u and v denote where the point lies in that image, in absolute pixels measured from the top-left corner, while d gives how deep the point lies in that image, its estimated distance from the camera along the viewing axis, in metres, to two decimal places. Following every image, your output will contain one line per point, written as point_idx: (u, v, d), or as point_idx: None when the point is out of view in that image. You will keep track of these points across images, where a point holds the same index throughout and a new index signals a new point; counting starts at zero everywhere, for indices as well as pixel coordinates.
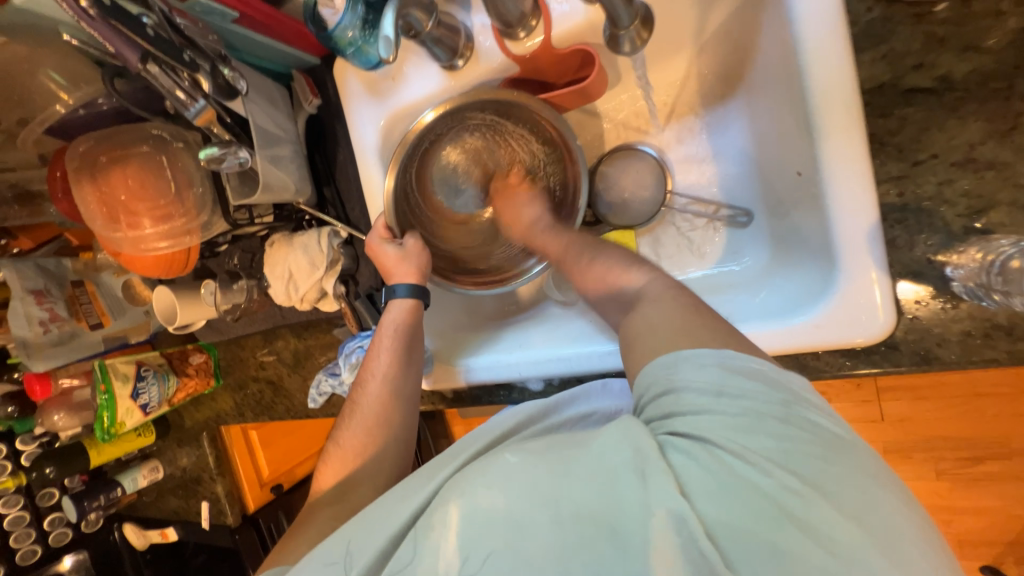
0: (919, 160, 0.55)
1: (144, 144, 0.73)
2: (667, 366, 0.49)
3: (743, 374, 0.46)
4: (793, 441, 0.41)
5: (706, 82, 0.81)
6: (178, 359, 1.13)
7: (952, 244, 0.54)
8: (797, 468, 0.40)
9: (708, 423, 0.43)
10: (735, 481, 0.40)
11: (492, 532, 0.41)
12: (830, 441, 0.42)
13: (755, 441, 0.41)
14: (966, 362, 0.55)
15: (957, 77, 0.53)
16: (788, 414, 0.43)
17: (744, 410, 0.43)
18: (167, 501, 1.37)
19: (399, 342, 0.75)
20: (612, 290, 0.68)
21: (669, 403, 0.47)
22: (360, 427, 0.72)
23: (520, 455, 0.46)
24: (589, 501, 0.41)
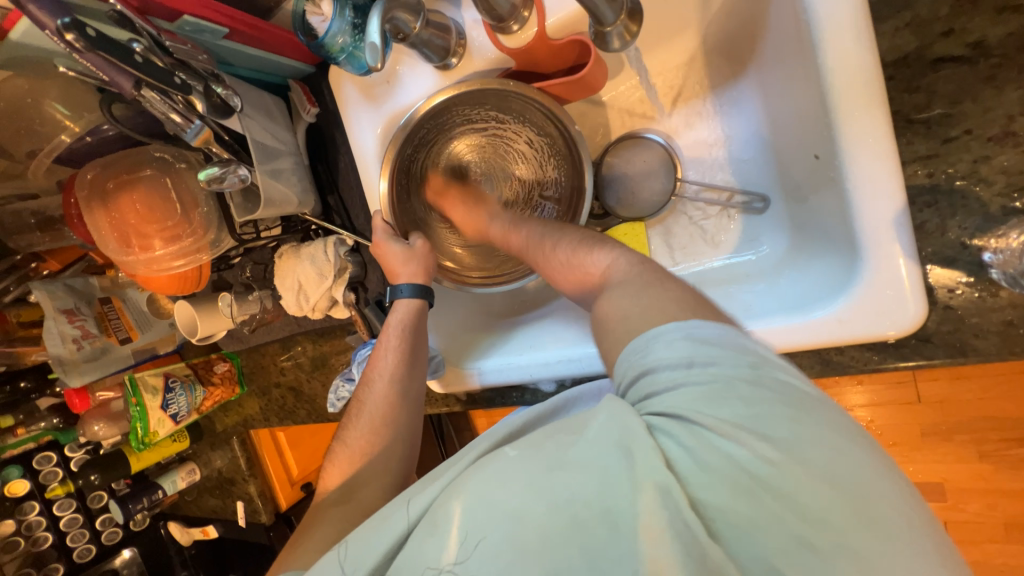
0: (951, 136, 0.50)
1: (148, 166, 0.74)
2: (640, 343, 0.45)
3: (715, 340, 0.42)
4: (762, 405, 0.38)
5: (713, 62, 0.77)
6: (203, 368, 1.17)
7: (990, 227, 0.50)
8: (776, 435, 0.37)
9: (682, 399, 0.40)
10: (717, 460, 0.37)
11: (491, 530, 0.40)
12: (803, 398, 0.39)
13: (728, 411, 0.38)
14: (1007, 353, 0.50)
15: (992, 42, 0.48)
16: (758, 376, 0.40)
17: (715, 380, 0.40)
18: (206, 500, 1.44)
19: (404, 342, 0.75)
20: (578, 278, 0.62)
21: (643, 382, 0.43)
22: (366, 426, 0.71)
23: (519, 449, 0.43)
24: (584, 493, 0.39)
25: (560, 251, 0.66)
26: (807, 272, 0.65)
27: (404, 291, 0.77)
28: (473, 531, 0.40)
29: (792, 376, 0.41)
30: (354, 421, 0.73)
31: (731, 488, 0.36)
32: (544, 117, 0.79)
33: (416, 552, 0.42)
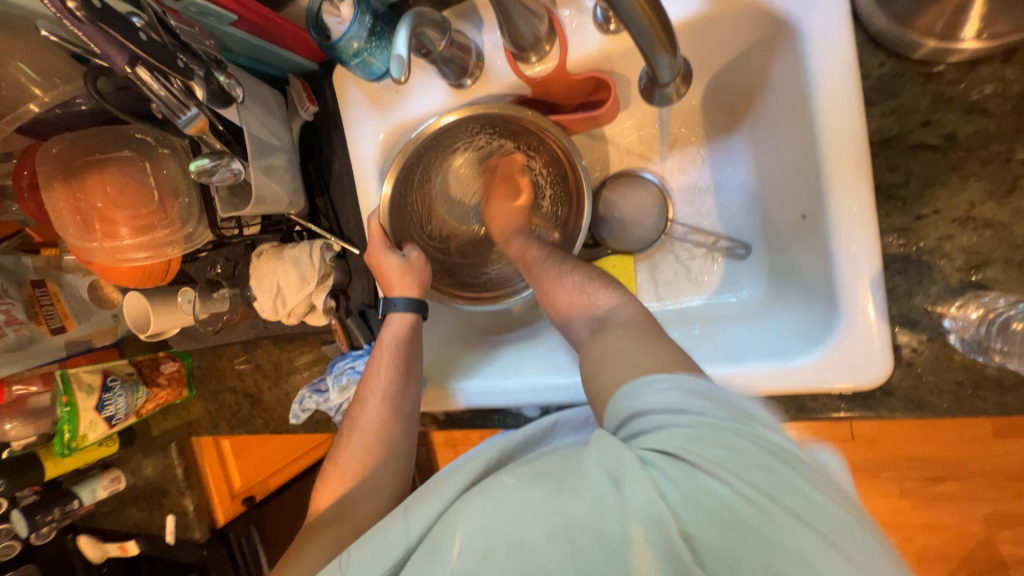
0: (922, 214, 0.56)
1: (126, 147, 0.68)
2: (633, 388, 0.48)
3: (702, 392, 0.45)
4: (747, 453, 0.40)
5: (711, 115, 0.82)
6: (148, 367, 1.07)
7: (950, 297, 0.56)
8: (755, 480, 0.39)
9: (671, 439, 0.42)
10: (703, 498, 0.38)
11: (498, 557, 0.40)
12: (784, 454, 0.41)
13: (713, 453, 0.40)
14: (956, 410, 0.56)
15: (961, 136, 0.55)
16: (742, 428, 0.42)
17: (700, 425, 0.42)
18: (129, 512, 1.29)
19: (400, 358, 0.74)
20: (579, 308, 0.66)
21: (633, 422, 0.46)
22: (360, 447, 0.71)
23: (517, 479, 0.45)
24: (581, 520, 0.39)
25: (567, 279, 0.69)
26: (783, 318, 0.69)
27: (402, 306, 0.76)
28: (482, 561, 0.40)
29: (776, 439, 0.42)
30: (347, 439, 0.73)
31: (718, 530, 0.37)
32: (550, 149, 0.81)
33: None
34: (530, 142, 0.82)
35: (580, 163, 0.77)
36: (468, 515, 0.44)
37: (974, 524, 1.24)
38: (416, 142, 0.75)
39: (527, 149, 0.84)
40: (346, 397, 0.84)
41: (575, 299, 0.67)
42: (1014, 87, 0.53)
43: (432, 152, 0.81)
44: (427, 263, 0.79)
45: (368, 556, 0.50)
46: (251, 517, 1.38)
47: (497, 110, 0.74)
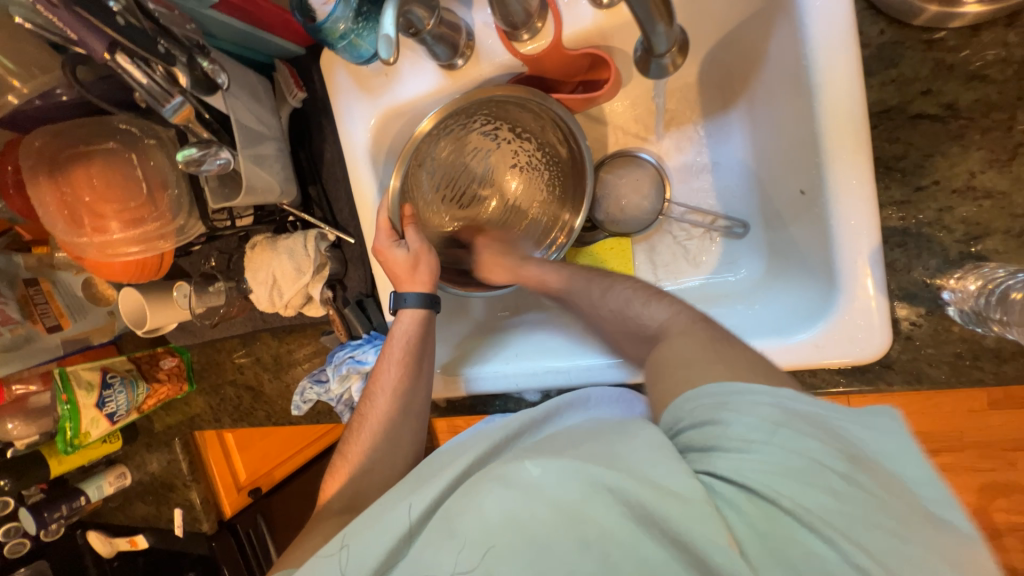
0: (922, 185, 0.55)
1: (111, 139, 0.66)
2: (719, 392, 0.47)
3: (807, 421, 0.43)
4: (856, 505, 0.38)
5: (707, 92, 0.81)
6: (147, 363, 1.07)
7: (949, 269, 0.56)
8: (834, 524, 0.38)
9: (756, 473, 0.41)
10: (790, 547, 0.38)
11: (514, 535, 0.43)
12: (906, 514, 0.38)
13: (811, 497, 0.39)
14: (954, 381, 0.56)
15: (962, 105, 0.54)
16: (856, 475, 0.39)
17: (799, 462, 0.40)
18: (135, 507, 1.30)
19: (412, 355, 0.73)
20: (630, 326, 0.68)
21: (705, 430, 0.46)
22: (367, 439, 0.72)
23: (542, 468, 0.47)
24: (610, 525, 0.41)
25: (611, 299, 0.71)
26: (782, 295, 0.69)
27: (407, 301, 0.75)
28: (497, 538, 0.44)
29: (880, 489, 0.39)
30: (357, 431, 0.74)
31: (778, 561, 0.38)
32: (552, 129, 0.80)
33: (433, 564, 0.45)
34: (520, 121, 0.80)
35: (584, 144, 0.78)
36: (485, 498, 0.46)
37: (969, 493, 1.26)
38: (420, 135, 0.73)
39: (513, 131, 0.82)
40: (346, 387, 0.84)
41: (620, 322, 0.69)
42: (1015, 53, 0.52)
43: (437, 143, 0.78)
44: (430, 251, 0.77)
45: (369, 538, 0.50)
46: (257, 508, 1.41)
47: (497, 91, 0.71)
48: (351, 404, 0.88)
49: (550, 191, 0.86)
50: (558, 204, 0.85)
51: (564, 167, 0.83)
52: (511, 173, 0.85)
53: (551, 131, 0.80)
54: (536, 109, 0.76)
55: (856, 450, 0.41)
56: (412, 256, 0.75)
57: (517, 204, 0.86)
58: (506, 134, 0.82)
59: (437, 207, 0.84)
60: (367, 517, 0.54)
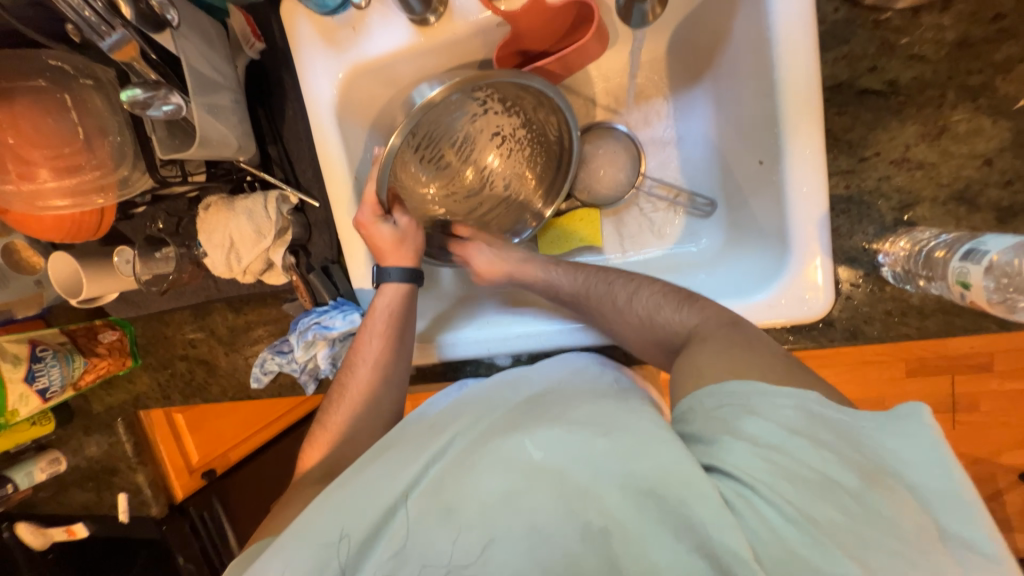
0: (864, 156, 0.60)
1: (39, 77, 0.60)
2: (736, 392, 0.49)
3: (823, 431, 0.44)
4: (861, 521, 0.39)
5: (675, 67, 0.83)
6: (84, 337, 0.98)
7: (885, 234, 0.61)
8: (838, 532, 0.39)
9: (767, 477, 0.42)
10: (795, 557, 0.38)
11: (507, 505, 0.48)
12: (916, 538, 0.38)
13: (819, 509, 0.40)
14: (886, 336, 0.63)
15: (902, 82, 0.58)
16: (865, 493, 0.40)
17: (811, 471, 0.42)
18: (73, 495, 1.21)
19: (395, 329, 0.74)
20: (656, 337, 0.65)
21: (719, 424, 0.48)
22: (349, 413, 0.72)
23: (542, 450, 0.50)
24: (615, 520, 0.45)
25: (639, 304, 0.67)
26: (740, 262, 0.73)
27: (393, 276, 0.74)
28: (493, 514, 0.48)
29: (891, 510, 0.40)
30: (336, 402, 0.74)
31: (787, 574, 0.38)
32: (540, 107, 0.77)
33: (430, 538, 0.49)
34: (512, 99, 0.76)
35: (575, 135, 0.80)
36: (480, 478, 0.50)
37: None
38: (422, 109, 0.67)
39: (501, 103, 0.77)
40: (311, 355, 0.81)
41: (647, 330, 0.66)
42: (948, 35, 0.57)
43: (435, 116, 0.72)
44: (416, 227, 0.79)
45: (357, 503, 0.53)
46: (213, 489, 1.35)
47: (513, 76, 0.68)
48: (316, 374, 0.85)
49: (531, 167, 0.84)
50: (539, 177, 0.85)
51: (548, 146, 0.83)
52: (496, 147, 0.82)
53: (538, 110, 0.78)
54: (534, 92, 0.74)
55: (875, 466, 0.42)
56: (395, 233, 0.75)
57: (500, 178, 0.84)
58: (495, 109, 0.77)
59: (413, 176, 0.79)
60: (353, 491, 0.55)
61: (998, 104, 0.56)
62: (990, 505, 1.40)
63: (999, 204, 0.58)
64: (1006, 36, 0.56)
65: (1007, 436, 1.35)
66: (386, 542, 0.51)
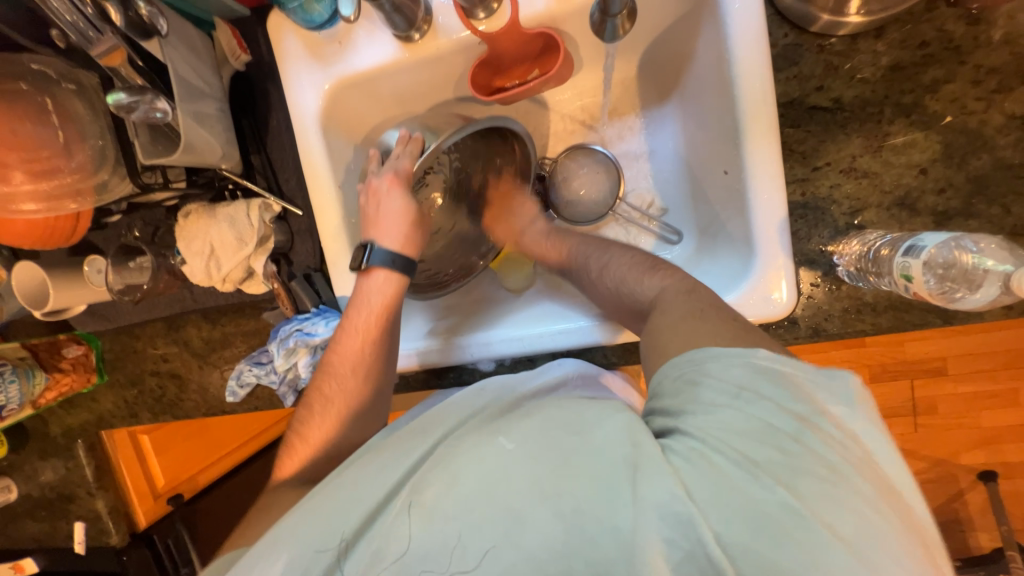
0: (817, 166, 0.66)
1: (21, 81, 0.60)
2: (691, 360, 0.50)
3: (764, 382, 0.45)
4: (796, 459, 0.41)
5: (646, 85, 0.88)
6: (46, 351, 0.95)
7: (839, 237, 0.66)
8: (777, 470, 0.41)
9: (715, 426, 0.44)
10: (734, 493, 0.40)
11: (483, 500, 0.46)
12: (839, 466, 0.41)
13: (755, 449, 0.42)
14: (845, 332, 0.67)
15: (846, 100, 0.65)
16: (799, 432, 0.42)
17: (751, 419, 0.43)
18: (25, 525, 1.13)
19: (382, 326, 0.71)
20: (626, 305, 0.67)
21: (683, 393, 0.48)
22: (324, 423, 0.70)
23: (516, 441, 0.48)
24: (587, 505, 0.44)
25: (609, 276, 0.70)
26: (711, 266, 0.76)
27: (388, 262, 0.72)
28: (474, 511, 0.46)
29: (828, 447, 0.42)
30: (316, 417, 0.70)
31: (731, 513, 0.40)
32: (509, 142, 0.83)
33: (406, 534, 0.47)
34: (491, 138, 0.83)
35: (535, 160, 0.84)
36: (459, 479, 0.48)
37: None
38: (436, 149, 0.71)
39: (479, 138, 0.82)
40: (292, 363, 0.81)
41: (617, 298, 0.68)
42: (883, 59, 0.64)
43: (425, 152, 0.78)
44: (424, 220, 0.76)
45: (341, 493, 0.53)
46: (178, 516, 1.29)
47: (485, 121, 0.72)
48: (295, 385, 0.85)
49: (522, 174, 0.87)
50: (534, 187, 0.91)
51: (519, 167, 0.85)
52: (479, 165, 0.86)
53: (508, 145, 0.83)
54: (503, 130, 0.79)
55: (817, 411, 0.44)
56: (410, 217, 0.73)
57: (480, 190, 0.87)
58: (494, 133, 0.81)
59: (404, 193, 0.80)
60: (331, 490, 0.54)
61: (928, 120, 0.63)
62: (952, 505, 1.47)
63: (936, 209, 0.64)
64: (932, 61, 0.62)
65: (968, 439, 1.41)
66: (369, 544, 0.49)
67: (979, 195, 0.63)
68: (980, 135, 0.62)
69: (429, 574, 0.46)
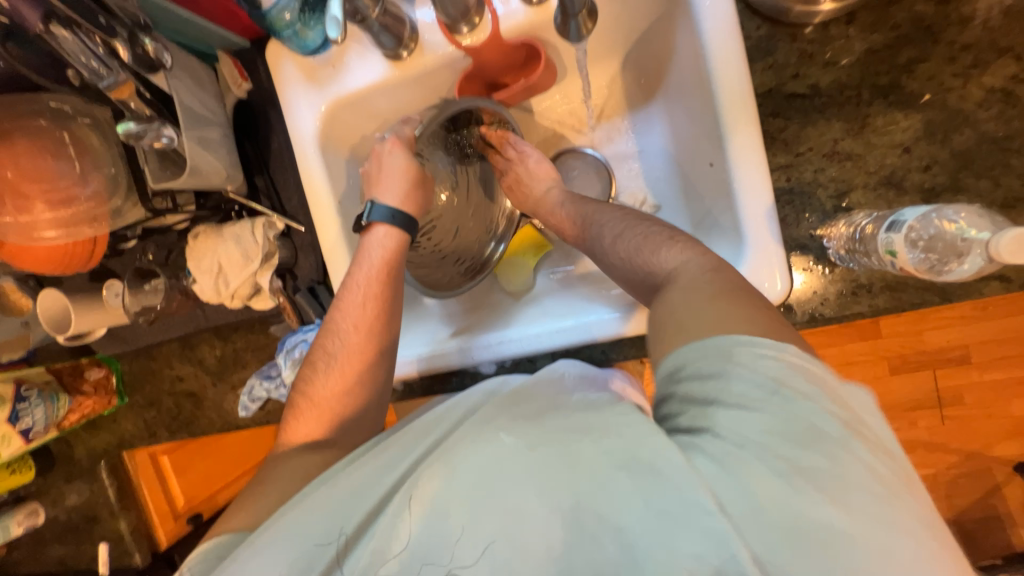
0: (800, 152, 0.67)
1: (40, 118, 0.64)
2: (718, 350, 0.47)
3: (801, 383, 0.43)
4: (838, 466, 0.40)
5: (631, 86, 0.90)
6: (70, 375, 0.99)
7: (827, 221, 0.67)
8: (816, 476, 0.39)
9: (747, 428, 0.42)
10: (772, 499, 0.39)
11: (496, 501, 0.46)
12: (882, 478, 0.40)
13: (792, 454, 0.40)
14: (842, 315, 0.67)
15: (823, 85, 0.66)
16: (841, 441, 0.41)
17: (787, 421, 0.41)
18: (52, 548, 1.16)
19: (384, 279, 0.73)
20: (640, 278, 0.65)
21: (710, 386, 0.45)
22: (310, 417, 0.69)
23: (515, 435, 0.48)
24: (594, 502, 0.43)
25: (622, 246, 0.69)
26: None
27: (388, 215, 0.75)
28: (476, 508, 0.46)
29: (872, 464, 0.40)
30: (307, 410, 0.70)
31: (765, 520, 0.38)
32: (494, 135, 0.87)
33: (403, 529, 0.48)
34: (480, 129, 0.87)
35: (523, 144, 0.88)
36: (458, 472, 0.47)
37: None
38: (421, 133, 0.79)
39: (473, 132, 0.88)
40: None
41: (630, 271, 0.67)
42: (856, 44, 0.65)
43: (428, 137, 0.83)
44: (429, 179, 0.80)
45: (345, 500, 0.52)
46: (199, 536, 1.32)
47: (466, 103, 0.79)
48: None
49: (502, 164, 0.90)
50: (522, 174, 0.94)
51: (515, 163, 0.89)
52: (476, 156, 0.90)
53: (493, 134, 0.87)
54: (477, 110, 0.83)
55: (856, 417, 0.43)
56: (411, 177, 0.77)
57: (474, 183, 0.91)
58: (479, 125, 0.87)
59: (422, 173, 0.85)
60: (337, 490, 0.54)
61: (907, 100, 0.64)
62: (988, 501, 1.39)
63: (923, 186, 0.64)
64: (905, 42, 0.63)
65: (996, 429, 1.36)
66: (371, 540, 0.49)
67: (966, 170, 0.63)
68: (961, 111, 0.62)
69: (429, 567, 0.46)
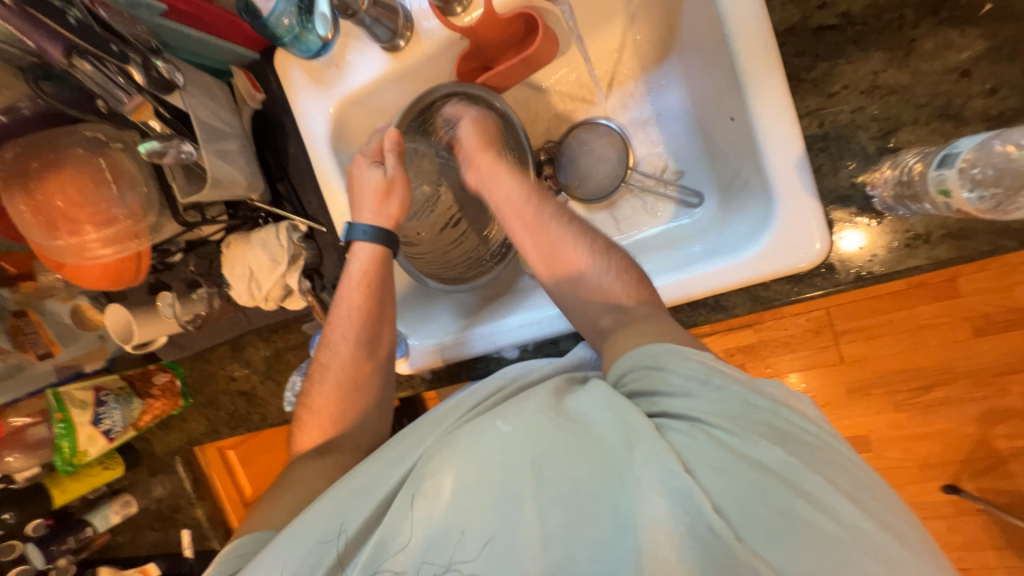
0: (833, 92, 0.60)
1: (79, 147, 0.70)
2: (656, 349, 0.52)
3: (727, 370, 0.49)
4: (784, 434, 0.45)
5: (643, 45, 0.84)
6: (139, 380, 1.08)
7: (870, 166, 0.59)
8: (768, 434, 0.44)
9: (700, 408, 0.47)
10: (739, 463, 0.43)
11: (485, 488, 0.47)
12: (820, 435, 0.45)
13: (743, 425, 0.45)
14: (893, 272, 0.59)
15: (855, 13, 0.58)
16: (778, 416, 0.46)
17: (728, 400, 0.47)
18: (144, 535, 1.30)
19: (366, 297, 0.74)
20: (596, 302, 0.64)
21: (650, 379, 0.51)
22: (314, 428, 0.73)
23: (512, 424, 0.49)
24: (580, 483, 0.45)
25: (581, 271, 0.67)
26: (736, 222, 0.71)
27: (364, 234, 0.75)
28: (472, 502, 0.47)
29: (807, 419, 0.46)
30: (313, 415, 0.73)
31: (735, 486, 0.42)
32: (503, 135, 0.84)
33: (402, 522, 0.49)
34: None
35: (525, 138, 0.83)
36: (455, 464, 0.49)
37: (971, 425, 1.24)
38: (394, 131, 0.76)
39: None
40: None
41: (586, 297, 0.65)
42: None
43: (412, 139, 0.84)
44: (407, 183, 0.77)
45: (360, 488, 0.55)
46: None
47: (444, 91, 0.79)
48: None
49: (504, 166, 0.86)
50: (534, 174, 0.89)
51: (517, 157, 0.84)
52: None
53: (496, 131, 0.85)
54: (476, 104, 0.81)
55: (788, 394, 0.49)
56: (384, 187, 0.75)
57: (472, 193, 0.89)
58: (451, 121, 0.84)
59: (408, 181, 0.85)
60: (355, 480, 0.56)
61: (963, 15, 0.55)
62: None
63: (987, 113, 0.55)
64: None
65: None
66: (377, 538, 0.50)
67: None
68: None
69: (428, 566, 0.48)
